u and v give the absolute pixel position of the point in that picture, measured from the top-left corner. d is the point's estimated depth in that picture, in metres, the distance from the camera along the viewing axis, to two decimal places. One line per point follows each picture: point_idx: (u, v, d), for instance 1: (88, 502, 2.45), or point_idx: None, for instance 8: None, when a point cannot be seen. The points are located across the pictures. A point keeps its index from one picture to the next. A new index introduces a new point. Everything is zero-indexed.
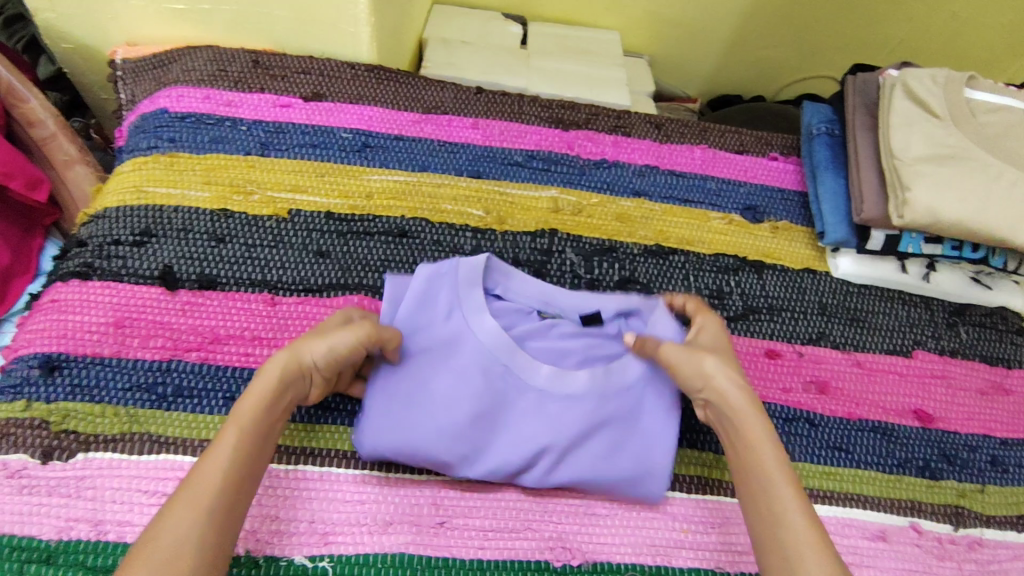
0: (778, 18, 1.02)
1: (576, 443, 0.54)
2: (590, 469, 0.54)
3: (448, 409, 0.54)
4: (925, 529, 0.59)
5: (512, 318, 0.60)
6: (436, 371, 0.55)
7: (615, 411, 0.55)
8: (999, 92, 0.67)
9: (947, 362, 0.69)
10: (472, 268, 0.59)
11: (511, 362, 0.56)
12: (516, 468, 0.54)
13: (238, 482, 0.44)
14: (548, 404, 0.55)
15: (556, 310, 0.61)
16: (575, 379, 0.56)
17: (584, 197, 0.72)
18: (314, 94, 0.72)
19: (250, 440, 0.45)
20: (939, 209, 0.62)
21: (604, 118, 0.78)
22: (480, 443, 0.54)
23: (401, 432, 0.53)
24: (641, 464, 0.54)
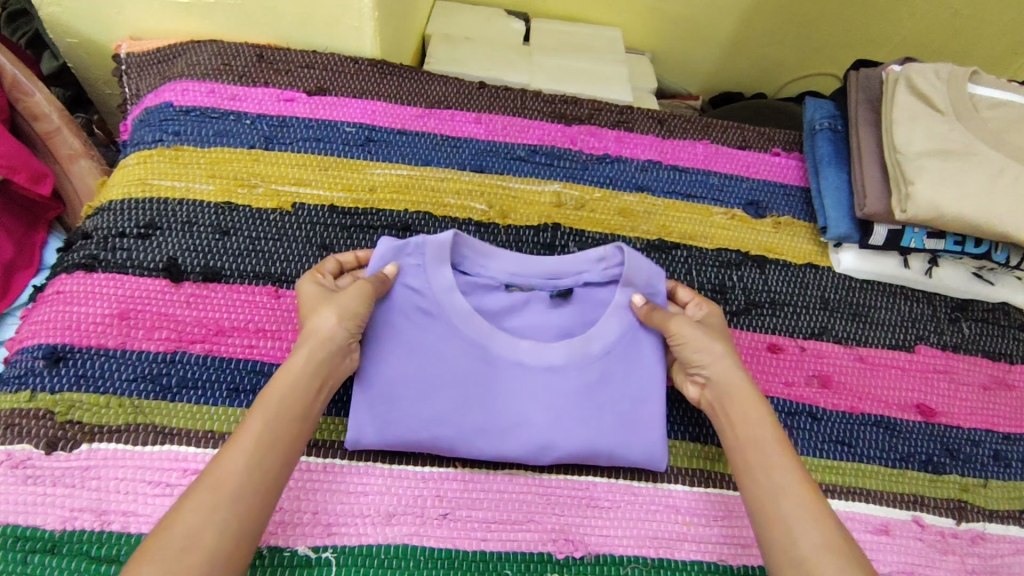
0: (781, 16, 1.02)
1: (564, 413, 0.55)
2: (585, 440, 0.54)
3: (433, 394, 0.54)
4: (928, 523, 0.59)
5: (479, 297, 0.59)
6: (413, 353, 0.55)
7: (600, 383, 0.56)
8: (1001, 88, 0.68)
9: (950, 357, 0.69)
10: (441, 246, 0.56)
11: (487, 342, 0.56)
12: (512, 440, 0.54)
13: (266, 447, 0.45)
14: (531, 380, 0.55)
15: (523, 280, 0.60)
16: (554, 351, 0.56)
17: (586, 191, 0.72)
18: (318, 88, 0.73)
19: (282, 407, 0.47)
20: (941, 204, 0.62)
21: (606, 114, 0.79)
22: (471, 427, 0.54)
23: (393, 419, 0.53)
24: (633, 441, 0.55)
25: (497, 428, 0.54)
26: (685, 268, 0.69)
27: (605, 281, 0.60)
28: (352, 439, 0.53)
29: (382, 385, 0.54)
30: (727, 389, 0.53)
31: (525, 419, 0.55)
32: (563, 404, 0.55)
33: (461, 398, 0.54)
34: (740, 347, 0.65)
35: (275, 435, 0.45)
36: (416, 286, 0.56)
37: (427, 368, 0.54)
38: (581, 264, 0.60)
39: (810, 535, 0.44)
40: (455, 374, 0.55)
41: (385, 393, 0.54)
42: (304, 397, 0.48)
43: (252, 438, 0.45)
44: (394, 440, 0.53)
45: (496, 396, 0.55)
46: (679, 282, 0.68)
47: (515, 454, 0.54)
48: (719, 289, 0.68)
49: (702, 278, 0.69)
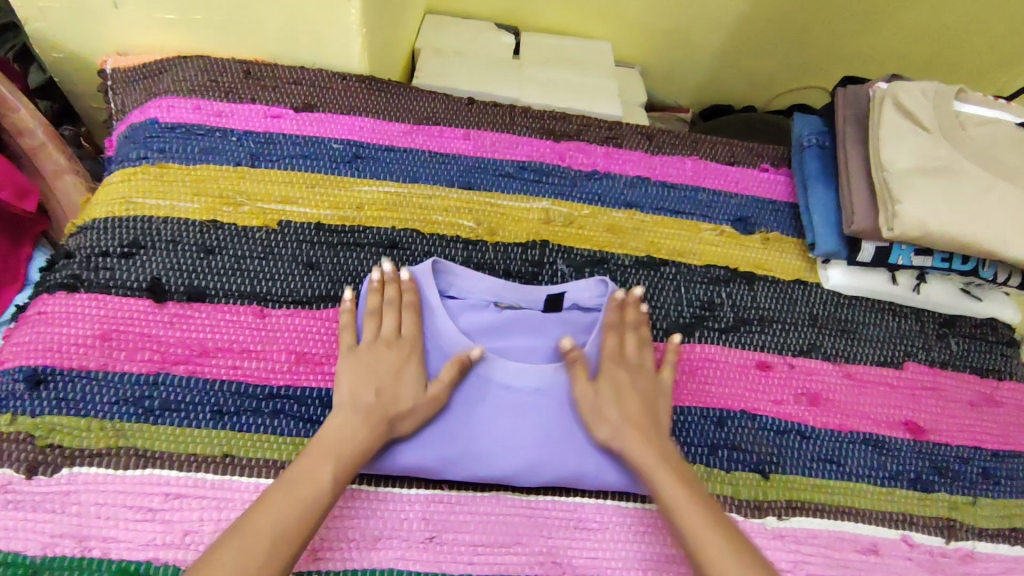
0: (768, 29, 1.03)
1: (551, 432, 0.55)
2: (572, 465, 0.55)
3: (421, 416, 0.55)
4: (917, 542, 0.59)
5: (465, 317, 0.61)
6: None
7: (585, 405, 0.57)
8: (985, 106, 0.68)
9: (938, 374, 0.69)
10: (422, 273, 0.61)
11: (477, 365, 0.57)
12: (503, 468, 0.54)
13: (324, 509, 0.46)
14: (518, 402, 0.56)
15: (511, 300, 0.62)
16: (542, 371, 0.57)
17: (575, 208, 0.72)
18: (305, 104, 0.72)
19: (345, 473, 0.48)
20: (928, 222, 0.62)
21: (595, 129, 0.79)
22: (459, 449, 0.54)
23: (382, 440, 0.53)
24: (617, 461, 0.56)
25: (488, 453, 0.54)
26: (673, 285, 0.69)
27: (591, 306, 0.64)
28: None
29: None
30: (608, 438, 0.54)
31: (514, 439, 0.55)
32: (550, 424, 0.56)
33: (451, 422, 0.55)
34: (729, 365, 0.65)
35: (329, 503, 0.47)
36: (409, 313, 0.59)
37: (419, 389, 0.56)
38: (570, 284, 0.63)
39: (722, 550, 0.47)
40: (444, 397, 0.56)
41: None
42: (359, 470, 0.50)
43: (322, 496, 0.46)
44: (379, 463, 0.53)
45: (483, 415, 0.56)
46: (668, 299, 0.68)
47: (502, 475, 0.54)
48: (708, 306, 0.68)
49: (691, 295, 0.69)
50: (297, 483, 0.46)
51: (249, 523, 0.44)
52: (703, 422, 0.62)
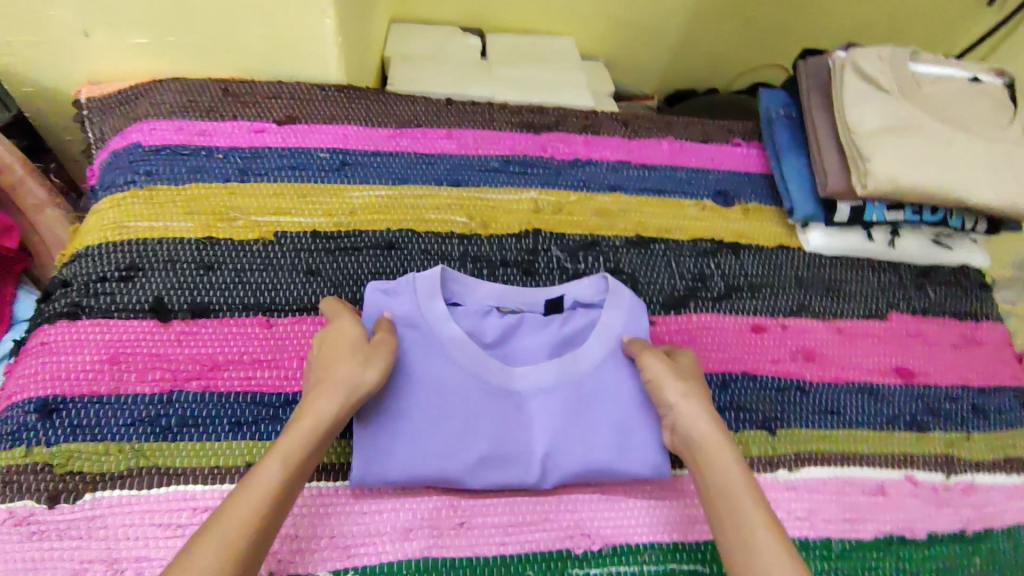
0: (724, 13, 1.07)
1: (566, 432, 0.56)
2: (586, 463, 0.55)
3: (433, 427, 0.54)
4: (920, 479, 0.62)
5: (471, 324, 0.61)
6: (411, 389, 0.55)
7: (591, 399, 0.58)
8: (939, 64, 0.72)
9: (920, 321, 0.72)
10: (430, 280, 0.59)
11: (482, 370, 0.57)
12: (516, 472, 0.54)
13: (282, 497, 0.45)
14: (528, 407, 0.57)
15: (513, 305, 0.63)
16: (546, 372, 0.58)
17: (562, 196, 0.74)
18: (287, 117, 0.73)
19: (297, 456, 0.46)
20: (898, 176, 0.65)
21: (572, 120, 0.81)
22: (477, 455, 0.54)
23: (399, 453, 0.53)
24: (634, 454, 0.56)
25: (500, 455, 0.55)
26: (664, 261, 0.71)
27: (591, 300, 0.64)
28: (358, 476, 0.52)
29: (384, 419, 0.54)
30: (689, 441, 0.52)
31: (529, 443, 0.56)
32: (561, 422, 0.56)
33: (463, 429, 0.55)
34: (725, 331, 0.68)
35: (287, 495, 0.45)
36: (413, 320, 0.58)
37: (430, 399, 0.55)
38: (573, 284, 0.64)
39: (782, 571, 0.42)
40: (459, 406, 0.55)
41: (389, 424, 0.54)
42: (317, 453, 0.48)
43: (273, 485, 0.44)
44: (392, 476, 0.52)
45: (497, 422, 0.56)
46: (661, 274, 0.70)
47: (523, 479, 0.54)
48: (699, 277, 0.71)
49: (682, 268, 0.71)
50: (245, 485, 0.44)
51: (207, 531, 0.41)
52: (707, 386, 0.64)
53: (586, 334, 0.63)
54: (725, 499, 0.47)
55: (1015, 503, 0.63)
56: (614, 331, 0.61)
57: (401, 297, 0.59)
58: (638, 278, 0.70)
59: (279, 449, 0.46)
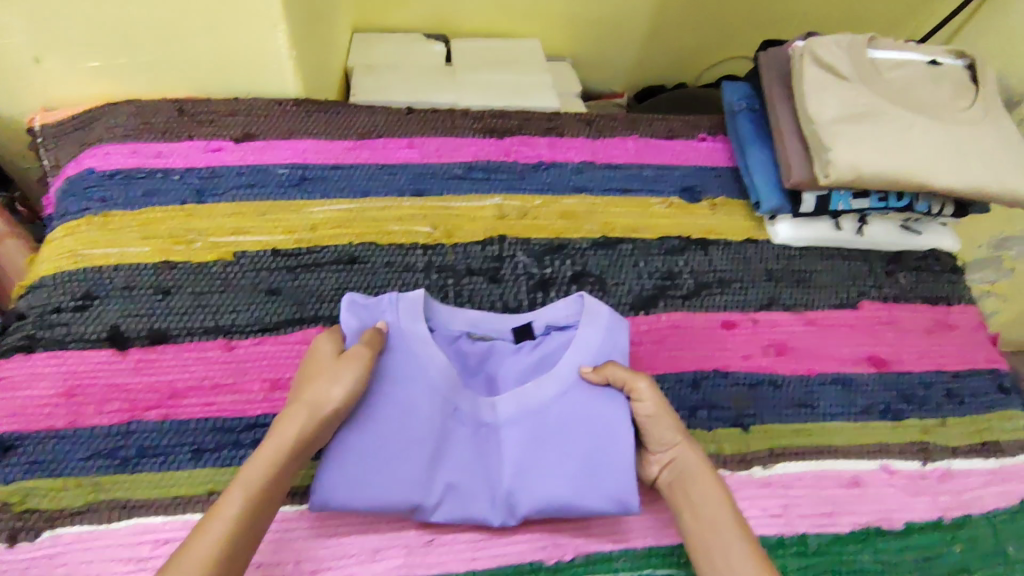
0: (688, 8, 1.06)
1: (534, 463, 0.53)
2: (557, 493, 0.52)
3: (403, 455, 0.51)
4: (896, 468, 0.62)
5: (445, 347, 0.60)
6: (384, 413, 0.53)
7: (571, 426, 0.55)
8: (898, 48, 0.72)
9: (892, 308, 0.72)
10: (413, 302, 0.58)
11: (456, 400, 0.55)
12: (481, 505, 0.52)
13: (249, 521, 0.45)
14: (499, 437, 0.55)
15: (484, 331, 0.62)
16: (514, 399, 0.56)
17: (527, 200, 0.73)
18: (244, 134, 0.72)
19: (264, 478, 0.47)
20: (860, 164, 0.64)
21: (536, 122, 0.80)
22: (444, 486, 0.52)
23: (364, 482, 0.50)
24: (602, 486, 0.53)
25: (463, 490, 0.52)
26: (632, 261, 0.71)
27: (567, 325, 0.62)
28: (320, 502, 0.50)
29: (350, 448, 0.51)
30: (683, 476, 0.53)
31: (492, 473, 0.54)
32: (535, 450, 0.54)
33: (433, 458, 0.52)
34: (695, 329, 0.67)
35: (255, 517, 0.46)
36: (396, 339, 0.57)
37: (401, 425, 0.52)
38: (547, 307, 0.63)
39: None
40: (427, 436, 0.53)
41: (354, 456, 0.51)
42: (286, 473, 0.49)
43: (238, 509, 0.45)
44: (352, 505, 0.50)
45: (463, 453, 0.54)
46: (629, 274, 0.70)
47: (481, 513, 0.52)
48: (668, 276, 0.70)
49: (650, 268, 0.71)
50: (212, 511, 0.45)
51: (175, 560, 0.42)
52: (679, 386, 0.63)
53: (560, 356, 0.60)
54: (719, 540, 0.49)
55: (993, 488, 0.63)
56: (592, 350, 0.58)
57: (384, 314, 0.58)
58: (606, 280, 0.69)
59: (245, 474, 0.47)
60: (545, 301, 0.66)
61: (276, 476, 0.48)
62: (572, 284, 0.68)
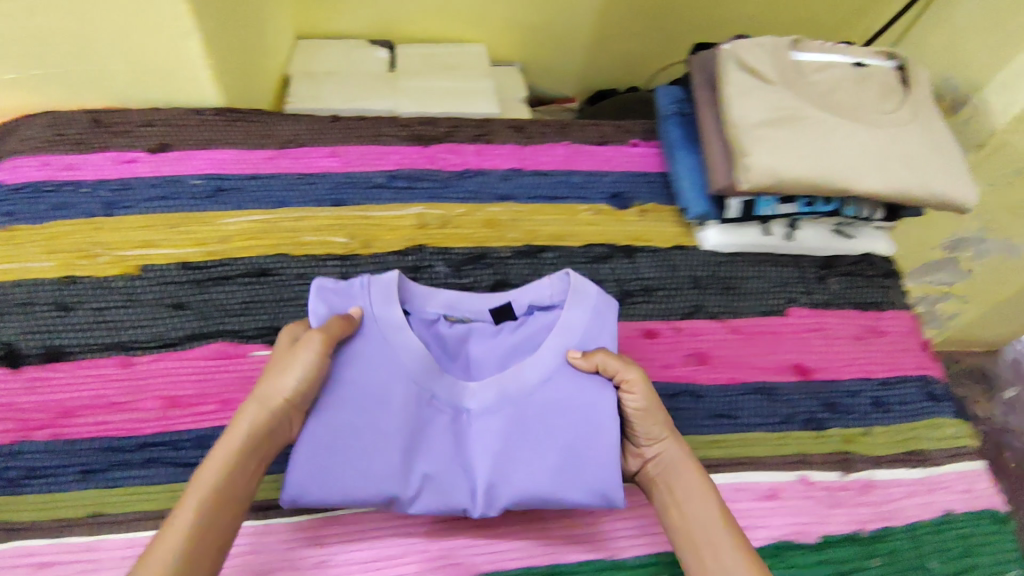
0: (633, 11, 1.05)
1: (517, 452, 0.52)
2: (539, 482, 0.51)
3: (380, 445, 0.50)
4: (815, 480, 0.60)
5: (420, 332, 0.59)
6: (358, 400, 0.51)
7: (555, 412, 0.53)
8: (822, 50, 0.70)
9: (821, 314, 0.71)
10: (386, 285, 0.57)
11: (431, 386, 0.54)
12: (461, 496, 0.51)
13: (205, 529, 0.42)
14: (478, 425, 0.54)
15: (461, 313, 0.62)
16: (493, 386, 0.55)
17: (449, 209, 0.72)
18: (160, 145, 0.71)
19: (219, 482, 0.44)
20: (779, 169, 0.63)
21: (464, 129, 0.79)
22: (422, 476, 0.51)
23: (337, 474, 0.49)
24: (588, 478, 0.51)
25: (439, 481, 0.51)
26: (554, 270, 0.70)
27: (551, 304, 0.62)
28: (291, 497, 0.48)
29: (321, 439, 0.49)
30: (667, 471, 0.53)
31: (469, 463, 0.53)
32: (513, 439, 0.52)
33: (410, 448, 0.51)
34: None
35: (213, 524, 0.43)
36: (370, 325, 0.55)
37: (377, 414, 0.51)
38: (532, 287, 0.62)
39: None
40: (402, 426, 0.51)
41: (330, 447, 0.49)
42: (243, 474, 0.46)
43: (191, 517, 0.42)
44: (326, 499, 0.48)
45: (440, 441, 0.53)
46: None
47: (461, 503, 0.51)
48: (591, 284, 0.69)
49: None
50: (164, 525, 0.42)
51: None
52: None
53: (546, 337, 0.60)
54: (706, 535, 0.49)
55: (916, 499, 0.61)
56: (577, 331, 0.57)
57: (355, 298, 0.56)
58: None
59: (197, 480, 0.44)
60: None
61: (230, 479, 0.45)
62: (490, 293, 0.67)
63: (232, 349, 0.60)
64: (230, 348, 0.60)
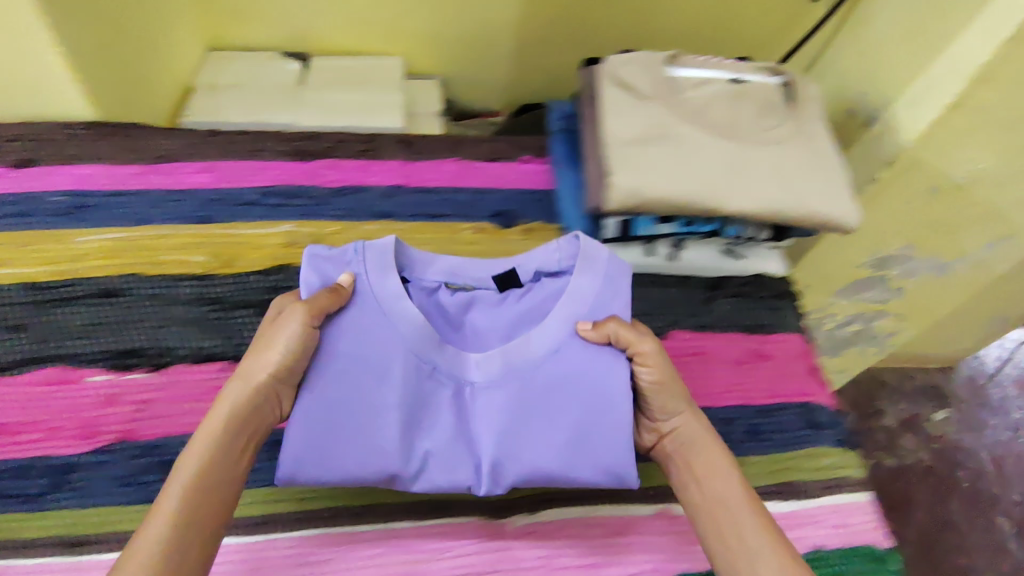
0: (552, 23, 1.02)
1: (520, 432, 0.55)
2: (536, 460, 0.54)
3: (384, 423, 0.53)
4: (675, 513, 0.62)
5: (421, 303, 0.62)
6: (365, 379, 0.54)
7: (551, 386, 0.56)
8: (701, 66, 0.68)
9: (704, 338, 0.68)
10: (381, 253, 0.59)
11: (434, 360, 0.57)
12: (465, 473, 0.54)
13: (199, 501, 0.46)
14: (483, 401, 0.57)
15: (463, 281, 0.65)
16: (492, 362, 0.58)
17: (322, 227, 0.70)
18: (23, 160, 0.69)
19: (208, 457, 0.48)
20: (643, 189, 0.61)
21: (350, 144, 0.76)
22: (427, 452, 0.54)
23: (342, 453, 0.52)
24: (597, 454, 0.54)
25: (433, 456, 0.54)
26: None
27: (559, 269, 0.64)
28: (285, 476, 0.52)
29: (316, 416, 0.52)
30: (687, 445, 0.57)
31: (473, 439, 0.55)
32: (505, 417, 0.55)
33: (412, 424, 0.54)
34: None
35: (207, 495, 0.46)
36: (367, 296, 0.57)
37: (382, 392, 0.54)
38: (538, 252, 0.64)
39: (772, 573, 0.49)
40: (403, 400, 0.54)
41: (337, 427, 0.52)
42: (231, 447, 0.49)
43: (182, 490, 0.46)
44: (325, 478, 0.52)
45: (441, 415, 0.56)
46: None
47: (465, 481, 0.54)
48: None
49: None
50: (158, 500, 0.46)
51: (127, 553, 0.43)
52: None
53: (554, 306, 0.62)
54: (723, 505, 0.53)
55: None
56: (587, 298, 0.60)
57: (348, 266, 0.58)
58: None
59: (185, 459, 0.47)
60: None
61: (218, 454, 0.48)
62: None
63: (67, 373, 0.58)
64: (66, 372, 0.59)
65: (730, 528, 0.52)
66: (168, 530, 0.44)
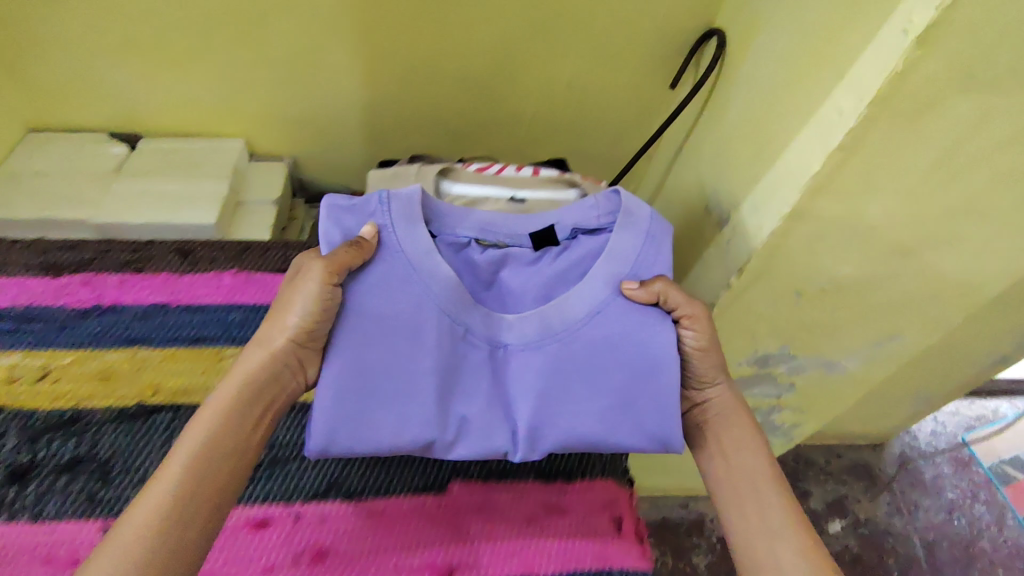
0: (399, 105, 0.96)
1: (559, 394, 0.54)
2: (580, 426, 0.53)
3: (411, 387, 0.51)
4: None
5: (450, 258, 0.59)
6: (394, 339, 0.52)
7: (587, 352, 0.55)
8: (478, 182, 0.68)
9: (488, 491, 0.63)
10: (408, 203, 0.57)
11: (465, 320, 0.55)
12: (499, 441, 0.52)
13: (223, 449, 0.47)
14: (516, 363, 0.56)
15: (495, 238, 0.62)
16: (530, 323, 0.57)
17: (54, 357, 0.67)
18: None
19: (230, 411, 0.48)
20: None
21: (115, 255, 0.76)
22: (459, 419, 0.52)
23: (366, 417, 0.50)
24: (640, 423, 0.54)
25: (467, 423, 0.52)
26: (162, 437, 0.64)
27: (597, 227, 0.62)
28: (316, 447, 0.50)
29: (345, 379, 0.50)
30: (717, 420, 0.59)
31: (509, 403, 0.54)
32: (540, 382, 0.54)
33: (447, 387, 0.53)
34: None
35: (223, 445, 0.47)
36: (391, 248, 0.55)
37: (415, 354, 0.52)
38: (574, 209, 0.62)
39: (789, 555, 0.49)
40: (436, 366, 0.53)
41: (367, 388, 0.51)
42: (250, 404, 0.50)
43: (201, 439, 0.46)
44: (354, 448, 0.50)
45: (475, 379, 0.54)
46: (146, 455, 0.62)
47: (502, 447, 0.52)
48: None
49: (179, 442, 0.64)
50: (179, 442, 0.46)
51: (148, 489, 0.44)
52: None
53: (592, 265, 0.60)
54: (750, 479, 0.54)
55: None
56: (629, 258, 0.58)
57: (371, 216, 0.56)
58: (112, 462, 0.61)
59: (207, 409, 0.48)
60: (12, 499, 0.58)
61: (236, 410, 0.49)
62: (62, 469, 0.60)
63: None
64: None
65: (750, 502, 0.53)
66: (188, 472, 0.45)
